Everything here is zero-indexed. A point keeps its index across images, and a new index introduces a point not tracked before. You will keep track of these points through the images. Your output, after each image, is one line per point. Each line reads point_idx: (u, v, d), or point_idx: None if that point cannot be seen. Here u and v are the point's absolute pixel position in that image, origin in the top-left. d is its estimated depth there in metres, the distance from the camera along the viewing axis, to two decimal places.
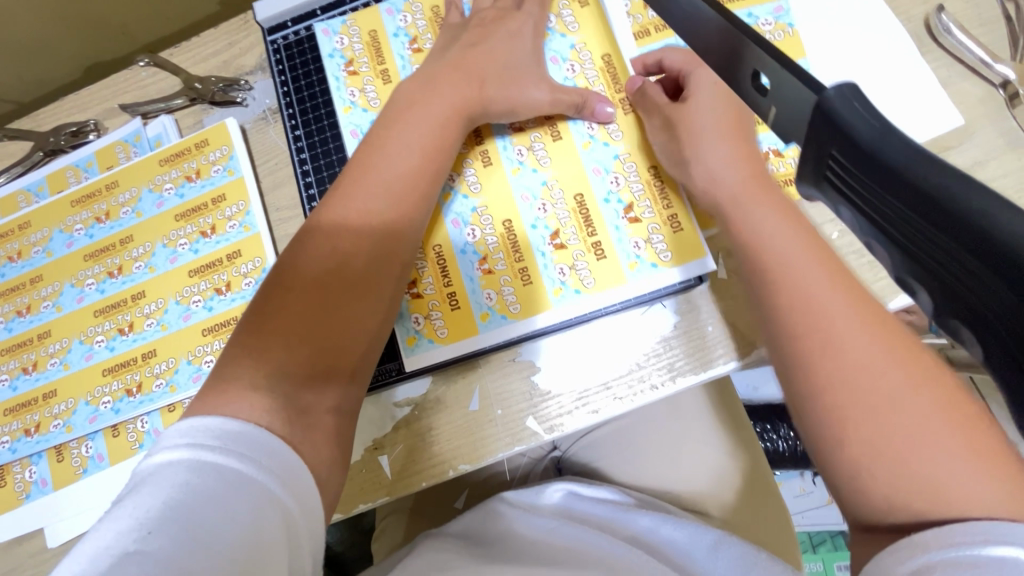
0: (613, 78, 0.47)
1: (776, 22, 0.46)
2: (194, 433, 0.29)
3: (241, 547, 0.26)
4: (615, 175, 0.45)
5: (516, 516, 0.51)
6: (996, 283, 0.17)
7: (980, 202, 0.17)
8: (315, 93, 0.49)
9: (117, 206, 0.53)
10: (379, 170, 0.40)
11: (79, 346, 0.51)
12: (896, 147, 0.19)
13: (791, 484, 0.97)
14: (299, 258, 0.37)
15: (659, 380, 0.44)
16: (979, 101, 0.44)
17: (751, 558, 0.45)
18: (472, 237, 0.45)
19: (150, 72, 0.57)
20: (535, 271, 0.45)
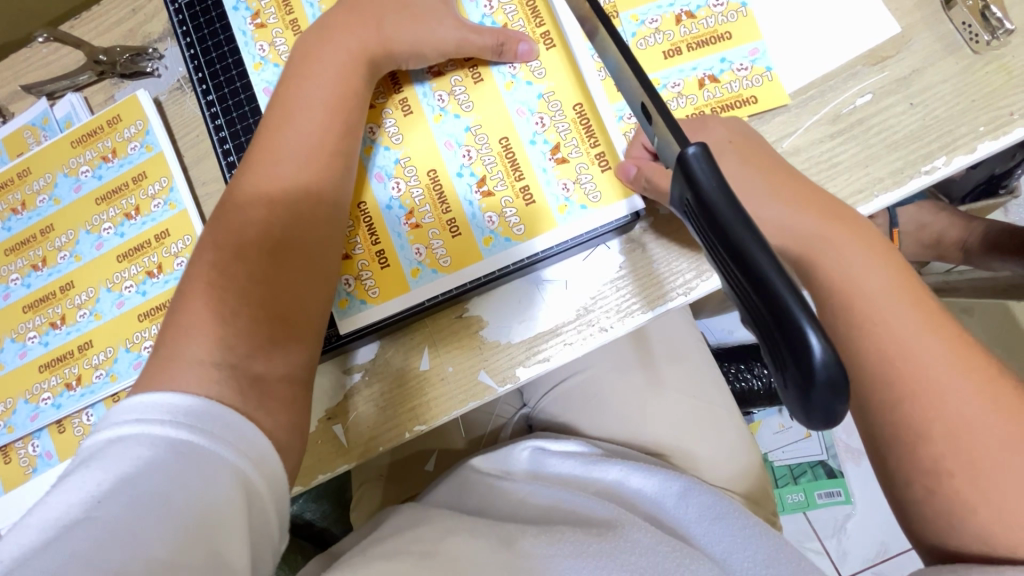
0: (534, 12, 0.44)
1: (728, 2, 0.43)
2: (146, 408, 0.31)
3: (193, 513, 0.28)
4: (540, 116, 0.43)
5: (491, 484, 0.51)
6: (755, 297, 0.23)
7: (739, 234, 0.23)
8: (223, 54, 0.46)
9: (33, 194, 0.50)
10: (296, 130, 0.39)
11: (12, 345, 0.49)
12: (702, 175, 0.25)
13: (770, 421, 0.99)
14: (231, 222, 0.37)
15: (608, 322, 0.43)
16: (915, 6, 0.42)
17: (721, 507, 0.46)
18: (397, 193, 0.44)
19: (52, 48, 0.53)
20: (464, 221, 0.43)
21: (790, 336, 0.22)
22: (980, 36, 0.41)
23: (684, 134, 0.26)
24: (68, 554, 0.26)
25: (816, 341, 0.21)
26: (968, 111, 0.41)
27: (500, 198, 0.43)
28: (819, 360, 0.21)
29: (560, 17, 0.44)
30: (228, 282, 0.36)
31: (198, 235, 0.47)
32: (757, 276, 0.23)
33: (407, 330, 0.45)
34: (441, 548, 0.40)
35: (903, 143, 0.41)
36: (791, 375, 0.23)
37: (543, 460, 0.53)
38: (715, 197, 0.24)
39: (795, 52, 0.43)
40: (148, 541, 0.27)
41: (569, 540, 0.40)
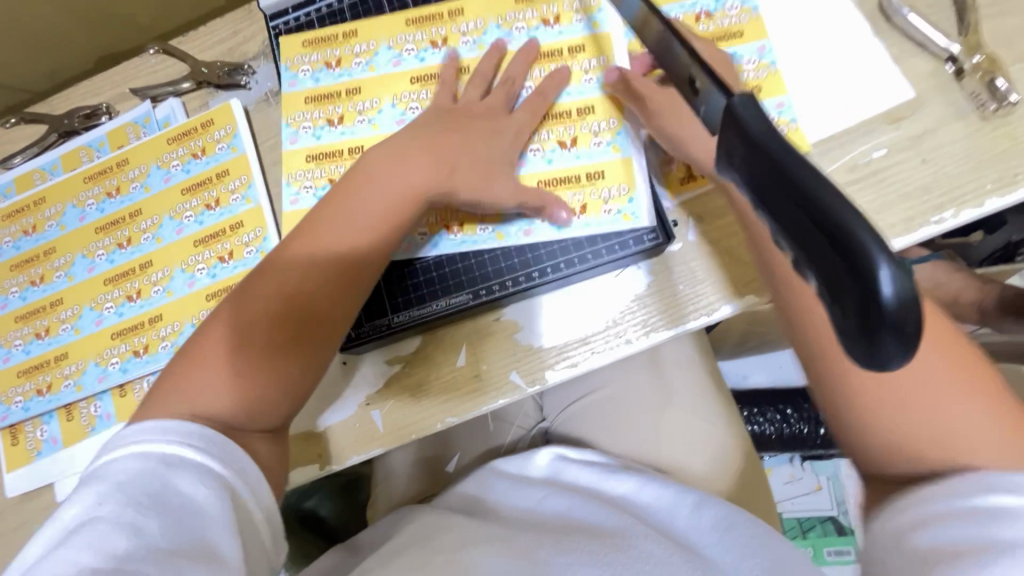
0: (563, 123, 0.49)
1: (760, 61, 0.49)
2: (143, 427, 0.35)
3: (184, 514, 0.32)
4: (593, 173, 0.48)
5: (509, 490, 0.55)
6: (815, 232, 0.20)
7: (788, 162, 0.21)
8: (308, 108, 0.53)
9: (127, 181, 0.57)
10: (360, 194, 0.44)
11: (90, 312, 0.54)
12: (755, 118, 0.23)
13: (780, 470, 1.00)
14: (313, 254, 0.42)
15: (634, 335, 0.47)
16: (928, 75, 0.47)
17: (734, 518, 0.48)
18: (507, 217, 0.48)
19: (159, 59, 0.61)
20: (595, 219, 0.47)
21: (858, 275, 0.19)
22: (987, 105, 0.46)
23: (730, 88, 0.25)
24: (83, 544, 0.30)
25: (886, 273, 0.18)
26: (976, 170, 0.45)
27: (611, 178, 0.48)
28: (887, 294, 0.18)
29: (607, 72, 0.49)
30: (281, 335, 0.40)
31: (269, 229, 0.53)
32: (817, 208, 0.20)
33: (447, 329, 0.49)
34: (461, 559, 0.43)
35: (915, 194, 0.45)
36: (849, 325, 0.20)
37: (562, 467, 0.56)
38: (765, 144, 0.22)
39: (818, 108, 0.48)
40: (191, 515, 0.32)
41: (584, 550, 0.42)
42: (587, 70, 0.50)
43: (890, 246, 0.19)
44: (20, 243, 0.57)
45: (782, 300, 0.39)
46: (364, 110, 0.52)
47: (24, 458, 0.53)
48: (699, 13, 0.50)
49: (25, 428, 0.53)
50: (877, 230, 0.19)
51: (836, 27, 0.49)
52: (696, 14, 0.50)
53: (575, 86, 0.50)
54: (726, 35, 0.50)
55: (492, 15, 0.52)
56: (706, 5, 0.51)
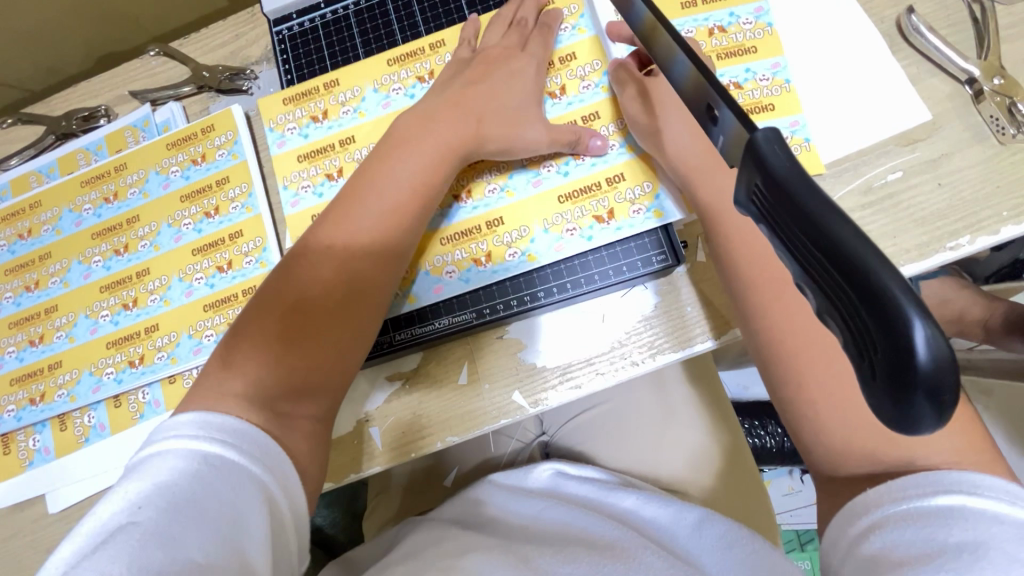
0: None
1: (774, 78, 0.48)
2: (185, 423, 0.34)
3: (219, 526, 0.31)
4: (600, 187, 0.48)
5: (507, 501, 0.54)
6: (843, 284, 0.19)
7: (815, 208, 0.20)
8: (289, 109, 0.52)
9: (125, 186, 0.55)
10: (365, 204, 0.43)
11: (85, 320, 0.53)
12: (778, 156, 0.21)
13: (779, 482, 0.99)
14: (319, 262, 0.42)
15: (640, 357, 0.46)
16: (946, 97, 0.46)
17: (733, 536, 0.46)
18: (541, 241, 0.47)
19: (160, 61, 0.60)
20: (625, 221, 0.47)
21: (890, 334, 0.18)
22: (1006, 129, 0.45)
23: (752, 121, 0.24)
24: (116, 554, 0.28)
25: (921, 334, 0.17)
26: (993, 195, 0.44)
27: (630, 178, 0.47)
28: (921, 356, 0.17)
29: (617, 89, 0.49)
30: (315, 327, 0.40)
31: (269, 239, 0.52)
32: (846, 256, 0.19)
33: (450, 346, 0.48)
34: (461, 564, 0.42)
35: (930, 219, 0.44)
36: (879, 383, 0.19)
37: (563, 482, 0.56)
38: (790, 179, 0.21)
39: (832, 128, 0.47)
40: (230, 518, 0.31)
41: (584, 560, 0.41)
42: (584, 77, 0.50)
43: (924, 304, 0.17)
44: (15, 248, 0.56)
45: (791, 325, 0.38)
46: (347, 101, 0.52)
47: (16, 468, 0.52)
48: (712, 27, 0.49)
49: (17, 437, 0.52)
50: (910, 284, 0.18)
51: (853, 45, 0.48)
52: (709, 28, 0.49)
53: (572, 95, 0.50)
54: (740, 50, 0.49)
55: (501, 25, 0.51)
56: (719, 19, 0.50)
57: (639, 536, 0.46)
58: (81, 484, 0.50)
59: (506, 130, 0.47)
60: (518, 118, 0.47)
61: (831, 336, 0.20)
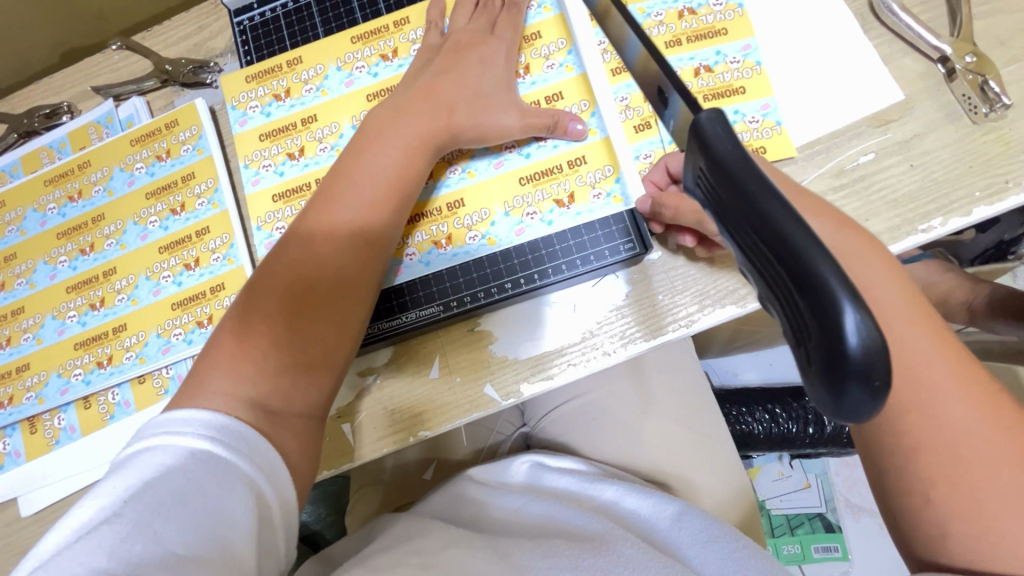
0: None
1: (744, 60, 0.47)
2: (169, 420, 0.34)
3: (197, 517, 0.31)
4: (563, 171, 0.47)
5: (488, 496, 0.53)
6: (778, 269, 0.18)
7: (753, 191, 0.19)
8: (252, 87, 0.52)
9: (89, 185, 0.54)
10: (342, 198, 0.42)
11: (52, 322, 0.52)
12: (721, 139, 0.20)
13: (769, 468, 0.99)
14: (301, 254, 0.41)
15: (612, 347, 0.45)
16: (919, 76, 0.46)
17: (713, 531, 0.46)
18: (503, 223, 0.47)
19: (122, 55, 0.58)
20: (586, 206, 0.46)
21: (821, 318, 0.17)
22: (979, 108, 0.44)
23: (696, 101, 0.23)
24: (96, 554, 0.28)
25: (849, 319, 0.17)
26: (966, 175, 0.43)
27: (593, 161, 0.47)
28: (851, 342, 0.17)
29: (581, 67, 0.48)
30: (302, 323, 0.39)
31: (235, 235, 0.51)
32: (782, 240, 0.18)
33: (420, 339, 0.48)
34: (436, 562, 0.41)
35: (902, 201, 0.43)
36: (811, 370, 0.18)
37: (542, 474, 0.55)
38: (733, 162, 0.20)
39: (804, 111, 0.46)
40: (209, 518, 0.31)
41: (562, 554, 0.41)
42: (549, 56, 0.49)
43: (851, 289, 0.17)
44: None
45: None
46: (309, 79, 0.51)
47: None
48: (682, 9, 0.48)
49: None
50: (842, 269, 0.17)
51: (824, 24, 0.47)
52: (678, 10, 0.48)
53: (537, 74, 0.49)
54: (710, 32, 0.48)
55: (467, 11, 0.50)
56: (689, 1, 0.48)
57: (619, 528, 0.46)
58: (53, 486, 0.50)
59: (474, 119, 0.46)
60: (487, 107, 0.46)
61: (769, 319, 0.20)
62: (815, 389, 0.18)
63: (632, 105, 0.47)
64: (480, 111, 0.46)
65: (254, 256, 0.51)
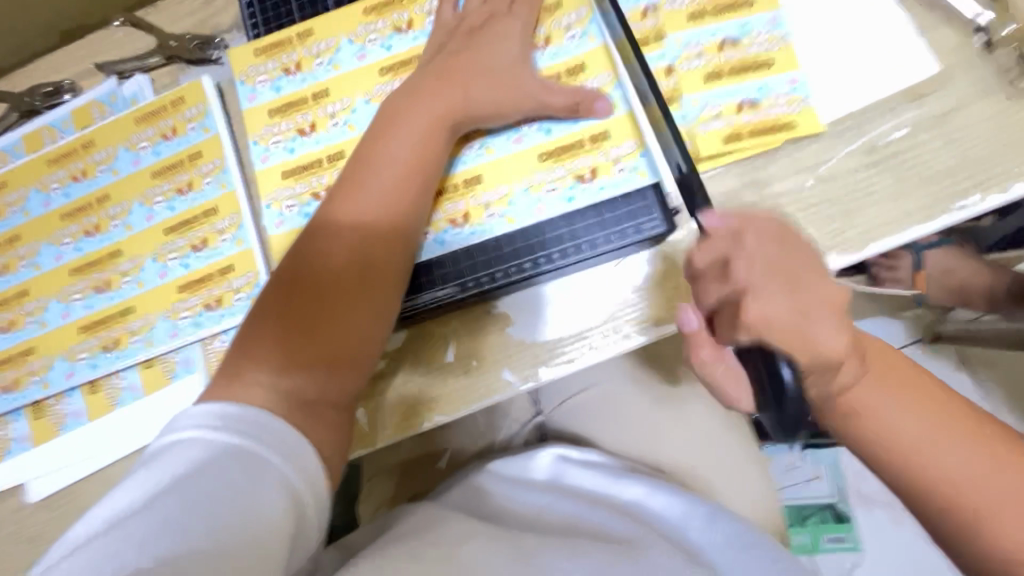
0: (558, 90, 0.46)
1: (772, 32, 0.45)
2: (189, 416, 0.34)
3: (227, 507, 0.30)
4: (586, 145, 0.45)
5: (511, 496, 0.52)
6: None
7: None
8: (261, 61, 0.50)
9: (93, 164, 0.53)
10: (364, 188, 0.42)
11: (57, 305, 0.51)
12: None
13: (780, 458, 0.98)
14: (325, 250, 0.40)
15: (634, 329, 0.44)
16: (955, 48, 0.44)
17: (747, 537, 0.46)
18: (522, 200, 0.45)
19: (125, 32, 0.57)
20: (609, 181, 0.44)
21: None
22: (1017, 81, 0.42)
23: None
24: (122, 542, 0.28)
25: None
26: (1004, 151, 0.41)
27: (616, 135, 0.45)
28: None
29: (602, 38, 0.46)
30: (327, 307, 0.39)
31: (244, 215, 0.49)
32: None
33: (436, 323, 0.46)
34: (456, 553, 0.40)
35: (938, 177, 0.42)
36: None
37: (565, 470, 0.54)
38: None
39: (835, 84, 0.44)
40: (235, 507, 0.30)
41: (592, 556, 0.40)
42: (570, 26, 0.47)
43: None
44: None
45: None
46: (321, 52, 0.49)
47: None
48: None
49: None
50: None
51: None
52: None
53: (557, 46, 0.47)
54: (736, 4, 0.46)
55: None
56: None
57: (652, 533, 0.44)
58: (62, 472, 0.49)
59: (495, 95, 0.44)
60: (508, 82, 0.44)
61: None
62: None
63: (654, 79, 0.46)
64: (501, 86, 0.44)
65: (264, 237, 0.49)
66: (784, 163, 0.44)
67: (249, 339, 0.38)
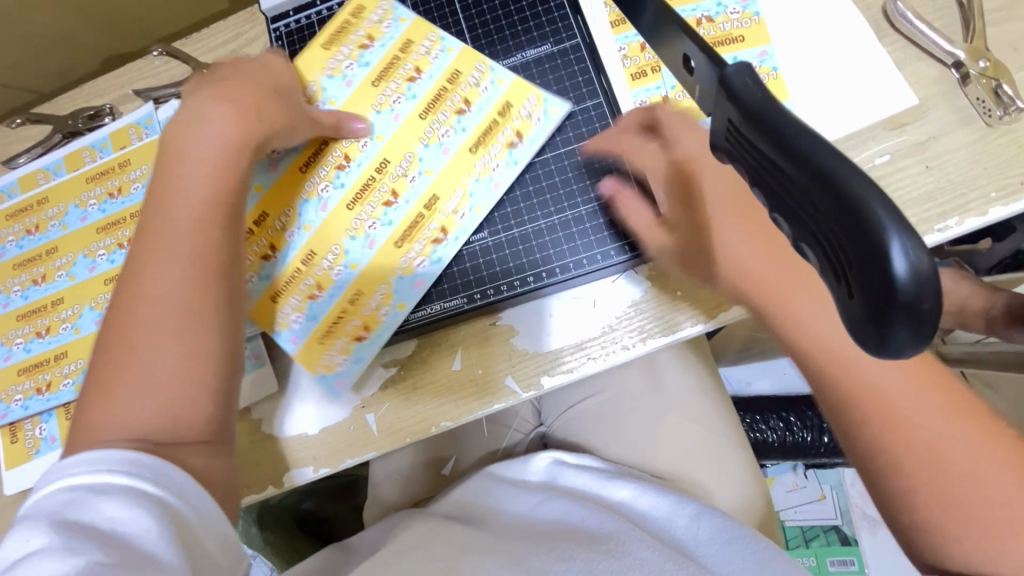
0: (448, 98, 0.49)
1: (761, 66, 0.49)
2: (60, 465, 0.32)
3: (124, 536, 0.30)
4: (495, 122, 0.49)
5: (507, 494, 0.54)
6: (821, 202, 0.18)
7: (794, 128, 0.19)
8: (331, 53, 0.51)
9: (129, 182, 0.57)
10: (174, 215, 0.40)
11: (90, 312, 0.55)
12: (749, 89, 0.21)
13: (783, 478, 0.98)
14: (156, 287, 0.37)
15: (631, 341, 0.46)
16: (933, 81, 0.47)
17: (733, 531, 0.47)
18: (451, 201, 0.48)
19: (162, 61, 0.61)
20: (534, 134, 0.49)
21: (868, 250, 0.17)
22: (992, 111, 0.45)
23: (721, 56, 0.24)
24: None
25: (899, 251, 0.16)
26: (981, 176, 0.44)
27: (517, 100, 0.49)
28: (901, 273, 0.16)
29: (460, 42, 0.50)
30: (169, 322, 0.37)
31: None
32: (820, 175, 0.18)
33: (443, 332, 0.49)
34: None
35: (919, 201, 0.44)
36: (857, 308, 0.17)
37: (560, 472, 0.56)
38: (760, 106, 0.21)
39: (820, 114, 0.47)
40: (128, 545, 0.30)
41: (575, 558, 0.41)
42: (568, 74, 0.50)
43: (907, 223, 0.16)
44: (23, 243, 0.58)
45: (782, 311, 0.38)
46: (429, 48, 0.50)
47: (22, 456, 0.53)
48: (701, 17, 0.50)
49: (24, 426, 0.54)
50: (894, 204, 0.17)
51: (840, 32, 0.49)
52: (697, 18, 0.50)
53: (427, 71, 0.50)
54: (728, 39, 0.49)
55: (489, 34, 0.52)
56: (707, 9, 0.50)
57: (635, 528, 0.46)
58: None
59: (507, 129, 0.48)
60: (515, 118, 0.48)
61: (808, 263, 0.20)
62: (859, 331, 0.18)
63: (651, 107, 0.49)
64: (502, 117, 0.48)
65: None
66: None
67: (103, 377, 0.36)
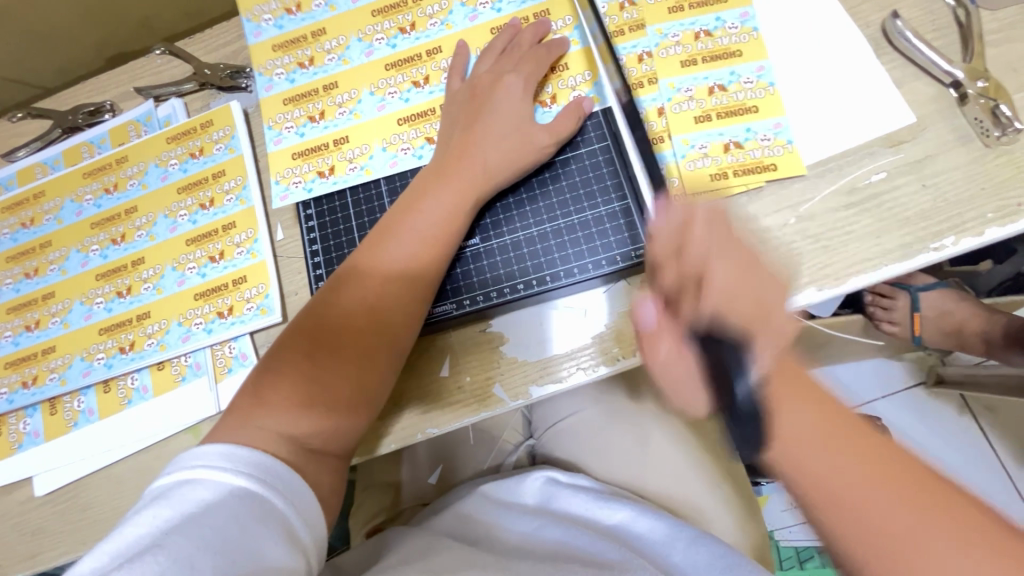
0: (400, 12, 0.54)
1: (758, 80, 0.48)
2: (211, 455, 0.36)
3: (246, 553, 0.33)
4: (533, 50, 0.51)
5: (500, 519, 0.53)
6: None
7: None
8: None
9: (125, 178, 0.57)
10: (396, 239, 0.45)
11: (80, 307, 0.54)
12: None
13: (778, 498, 0.96)
14: (349, 298, 0.43)
15: (622, 352, 0.46)
16: (930, 99, 0.47)
17: (731, 557, 0.46)
18: (418, 93, 0.53)
19: (165, 59, 0.62)
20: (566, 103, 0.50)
21: None
22: (990, 131, 0.45)
23: None
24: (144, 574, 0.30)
25: None
26: (977, 197, 0.44)
27: (574, 68, 0.51)
28: None
29: (344, 7, 0.55)
30: (372, 352, 0.43)
31: (259, 230, 0.53)
32: None
33: (432, 338, 0.49)
34: None
35: (912, 220, 0.44)
36: None
37: (555, 493, 0.55)
38: None
39: (815, 130, 0.47)
40: (240, 549, 0.33)
41: None
42: (575, 86, 0.50)
43: None
44: (17, 236, 0.58)
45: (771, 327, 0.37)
46: (558, 30, 0.52)
47: (5, 450, 0.53)
48: (698, 31, 0.50)
49: (9, 419, 0.53)
50: None
51: (839, 48, 0.49)
52: (694, 32, 0.50)
53: None
54: (725, 54, 0.49)
55: (487, 50, 0.51)
56: (706, 23, 0.50)
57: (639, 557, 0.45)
58: (67, 468, 0.51)
59: (502, 144, 0.47)
60: (514, 137, 0.47)
61: None
62: None
63: (646, 119, 0.48)
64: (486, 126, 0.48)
65: (276, 252, 0.52)
66: (760, 205, 0.47)
67: (293, 358, 0.42)
